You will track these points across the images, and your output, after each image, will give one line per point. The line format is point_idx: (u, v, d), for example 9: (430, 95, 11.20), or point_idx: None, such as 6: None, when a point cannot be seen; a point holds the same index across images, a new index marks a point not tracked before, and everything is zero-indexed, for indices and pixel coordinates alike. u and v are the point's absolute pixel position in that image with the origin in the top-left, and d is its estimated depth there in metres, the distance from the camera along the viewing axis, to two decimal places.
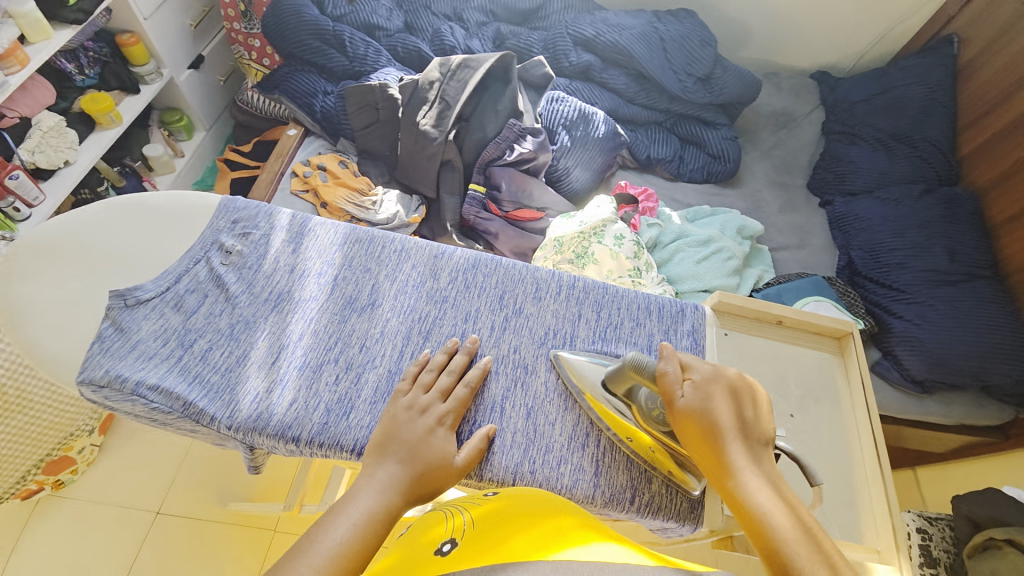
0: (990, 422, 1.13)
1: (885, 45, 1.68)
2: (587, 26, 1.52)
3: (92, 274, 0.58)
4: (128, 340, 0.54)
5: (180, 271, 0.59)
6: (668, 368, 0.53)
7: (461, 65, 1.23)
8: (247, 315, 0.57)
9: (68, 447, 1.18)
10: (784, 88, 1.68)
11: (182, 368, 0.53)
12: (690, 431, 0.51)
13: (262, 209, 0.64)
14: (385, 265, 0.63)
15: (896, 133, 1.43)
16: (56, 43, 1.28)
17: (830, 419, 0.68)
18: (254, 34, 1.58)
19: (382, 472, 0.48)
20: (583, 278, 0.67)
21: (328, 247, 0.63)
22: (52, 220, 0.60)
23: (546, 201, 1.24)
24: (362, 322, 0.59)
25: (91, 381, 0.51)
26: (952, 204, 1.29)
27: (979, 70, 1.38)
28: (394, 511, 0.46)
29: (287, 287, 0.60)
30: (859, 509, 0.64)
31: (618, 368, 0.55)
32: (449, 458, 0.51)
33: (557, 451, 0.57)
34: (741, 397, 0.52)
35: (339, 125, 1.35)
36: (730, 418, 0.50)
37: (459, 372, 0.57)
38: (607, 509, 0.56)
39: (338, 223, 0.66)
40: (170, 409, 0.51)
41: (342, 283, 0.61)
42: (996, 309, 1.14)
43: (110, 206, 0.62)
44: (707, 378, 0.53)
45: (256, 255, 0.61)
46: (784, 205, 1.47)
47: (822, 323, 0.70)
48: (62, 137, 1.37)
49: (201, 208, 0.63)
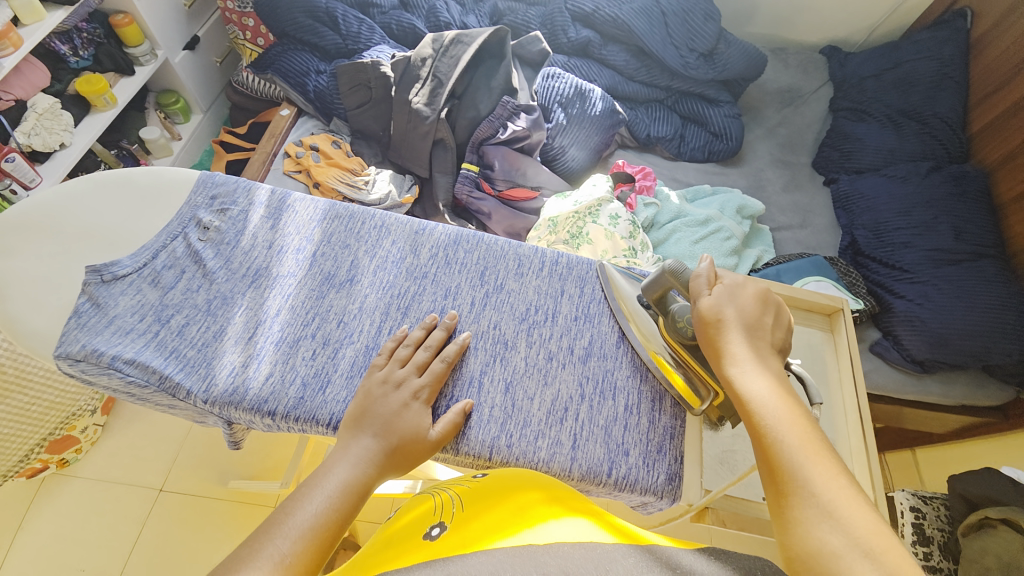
0: (990, 402, 1.11)
1: (898, 18, 1.61)
2: (586, 0, 1.47)
3: (72, 249, 0.58)
4: (105, 315, 0.54)
5: (157, 247, 0.58)
6: (700, 274, 0.56)
7: (454, 40, 1.20)
8: (225, 290, 0.57)
9: (71, 426, 1.20)
10: (791, 63, 1.63)
11: (159, 342, 0.53)
12: (706, 329, 0.54)
13: (241, 185, 0.64)
14: (364, 241, 0.62)
15: (906, 108, 1.38)
16: (49, 25, 1.28)
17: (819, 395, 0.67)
18: (248, 13, 1.55)
19: (357, 445, 0.49)
20: (567, 255, 0.67)
21: (307, 223, 0.62)
22: (35, 198, 0.61)
23: (542, 179, 1.22)
24: (340, 298, 0.59)
25: (68, 355, 0.51)
26: (961, 182, 1.25)
27: (995, 41, 1.32)
28: (369, 483, 0.47)
29: (265, 262, 0.59)
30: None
31: (656, 277, 0.60)
32: (424, 432, 0.51)
33: (535, 426, 0.56)
34: (765, 307, 0.55)
35: (332, 104, 1.33)
36: (750, 320, 0.53)
37: (436, 348, 0.56)
38: (585, 483, 0.55)
39: (318, 199, 0.65)
40: (147, 382, 0.51)
41: (320, 258, 0.60)
42: (1002, 288, 1.10)
43: (92, 183, 0.62)
44: (734, 288, 0.56)
45: (234, 230, 0.60)
46: (787, 184, 1.44)
47: (813, 299, 0.70)
48: (57, 120, 1.37)
49: (181, 184, 0.63)
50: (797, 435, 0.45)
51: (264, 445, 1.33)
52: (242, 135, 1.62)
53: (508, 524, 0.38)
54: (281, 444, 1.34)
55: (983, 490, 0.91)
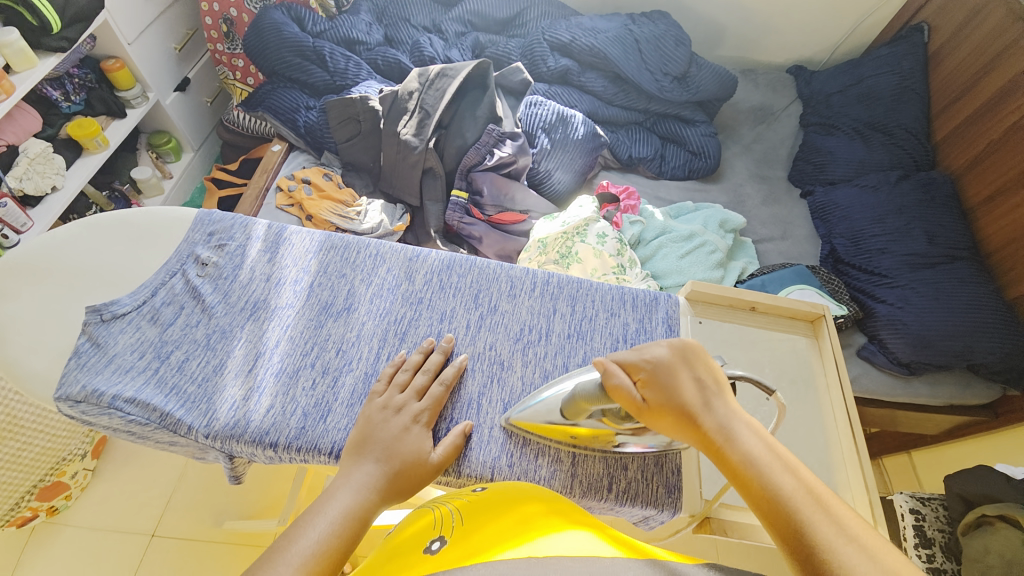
0: (980, 401, 1.14)
1: (857, 39, 1.72)
2: (563, 32, 1.55)
3: (70, 292, 0.59)
4: (105, 354, 0.55)
5: (156, 285, 0.59)
6: (617, 380, 0.51)
7: (439, 74, 1.25)
8: (224, 324, 0.58)
9: (61, 472, 1.18)
10: (761, 83, 1.71)
11: (159, 379, 0.54)
12: (665, 425, 0.50)
13: (238, 221, 0.65)
14: (360, 270, 0.64)
15: (871, 121, 1.45)
16: (41, 71, 1.31)
17: (806, 403, 0.68)
18: (237, 54, 1.60)
19: (359, 471, 0.48)
20: (557, 274, 0.68)
21: (304, 255, 0.64)
22: (31, 241, 0.61)
23: (529, 203, 1.25)
24: (338, 327, 0.60)
25: (69, 396, 0.52)
26: (929, 189, 1.31)
27: (949, 55, 1.40)
28: (370, 510, 0.46)
29: (263, 295, 0.61)
30: (839, 489, 0.63)
31: (572, 401, 0.54)
32: (426, 455, 0.52)
33: (535, 444, 0.57)
34: (694, 362, 0.52)
35: (321, 138, 1.37)
36: (691, 389, 0.50)
37: (434, 372, 0.57)
38: (586, 498, 0.57)
39: (314, 231, 0.67)
40: (148, 420, 0.52)
41: (317, 289, 0.62)
42: (978, 289, 1.14)
43: (87, 224, 0.63)
44: (658, 362, 0.52)
45: (232, 265, 0.62)
46: (766, 197, 1.49)
47: (794, 307, 0.71)
48: (49, 163, 1.39)
49: (178, 222, 0.64)
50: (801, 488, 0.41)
51: (262, 482, 1.31)
52: (233, 171, 1.64)
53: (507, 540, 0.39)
54: (279, 479, 1.32)
55: (979, 488, 0.92)
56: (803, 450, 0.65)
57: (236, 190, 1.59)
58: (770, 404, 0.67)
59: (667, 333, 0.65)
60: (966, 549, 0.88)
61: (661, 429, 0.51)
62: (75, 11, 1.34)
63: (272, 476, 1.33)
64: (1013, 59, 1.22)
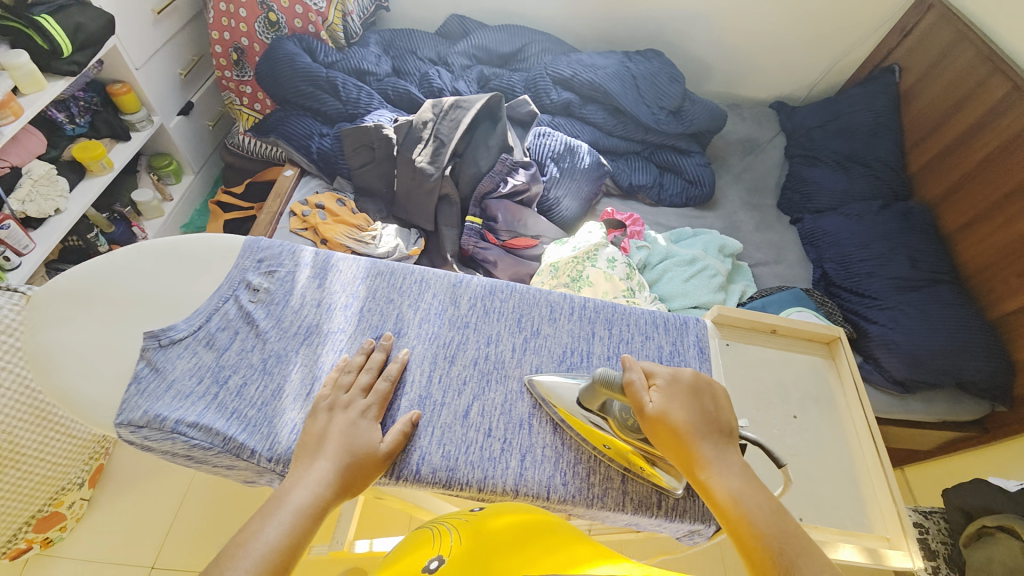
0: (970, 416, 1.21)
1: (833, 78, 1.83)
2: (564, 68, 1.61)
3: (121, 317, 0.60)
4: (165, 379, 0.56)
5: (210, 310, 0.61)
6: (632, 378, 0.56)
7: (453, 106, 1.30)
8: (278, 349, 0.60)
9: (59, 502, 1.14)
10: (747, 117, 1.82)
11: (219, 404, 0.55)
12: (664, 438, 0.54)
13: (286, 248, 0.67)
14: (407, 296, 0.66)
15: (851, 154, 1.56)
16: (49, 94, 1.26)
17: (829, 419, 0.72)
18: (247, 81, 1.61)
19: (312, 469, 0.51)
20: (593, 299, 0.71)
21: (352, 281, 0.66)
22: (80, 268, 0.62)
23: (541, 229, 1.30)
24: (390, 351, 0.62)
25: (131, 422, 0.53)
26: (908, 217, 1.41)
27: (919, 94, 1.52)
28: (324, 504, 0.49)
29: (315, 320, 0.62)
30: (865, 500, 0.68)
31: (591, 387, 0.57)
32: (374, 446, 0.54)
33: (586, 463, 0.59)
34: (703, 396, 0.56)
35: (335, 164, 1.40)
36: (698, 418, 0.55)
37: (378, 369, 0.59)
38: (636, 515, 0.58)
39: (359, 257, 0.69)
40: (211, 444, 0.53)
41: (367, 314, 0.64)
42: (959, 310, 1.23)
43: (140, 251, 0.64)
44: (671, 382, 0.57)
45: (283, 291, 0.64)
46: (759, 224, 1.57)
47: (811, 329, 0.76)
48: (53, 185, 1.36)
49: (227, 249, 0.66)
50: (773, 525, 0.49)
51: None
52: (239, 195, 1.65)
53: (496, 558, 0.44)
54: None
55: (980, 501, 0.97)
56: (832, 465, 0.69)
57: (244, 213, 1.60)
58: (799, 421, 0.71)
59: (699, 355, 0.69)
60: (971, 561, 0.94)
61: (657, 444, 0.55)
62: (87, 36, 1.29)
63: None
64: (981, 98, 1.34)
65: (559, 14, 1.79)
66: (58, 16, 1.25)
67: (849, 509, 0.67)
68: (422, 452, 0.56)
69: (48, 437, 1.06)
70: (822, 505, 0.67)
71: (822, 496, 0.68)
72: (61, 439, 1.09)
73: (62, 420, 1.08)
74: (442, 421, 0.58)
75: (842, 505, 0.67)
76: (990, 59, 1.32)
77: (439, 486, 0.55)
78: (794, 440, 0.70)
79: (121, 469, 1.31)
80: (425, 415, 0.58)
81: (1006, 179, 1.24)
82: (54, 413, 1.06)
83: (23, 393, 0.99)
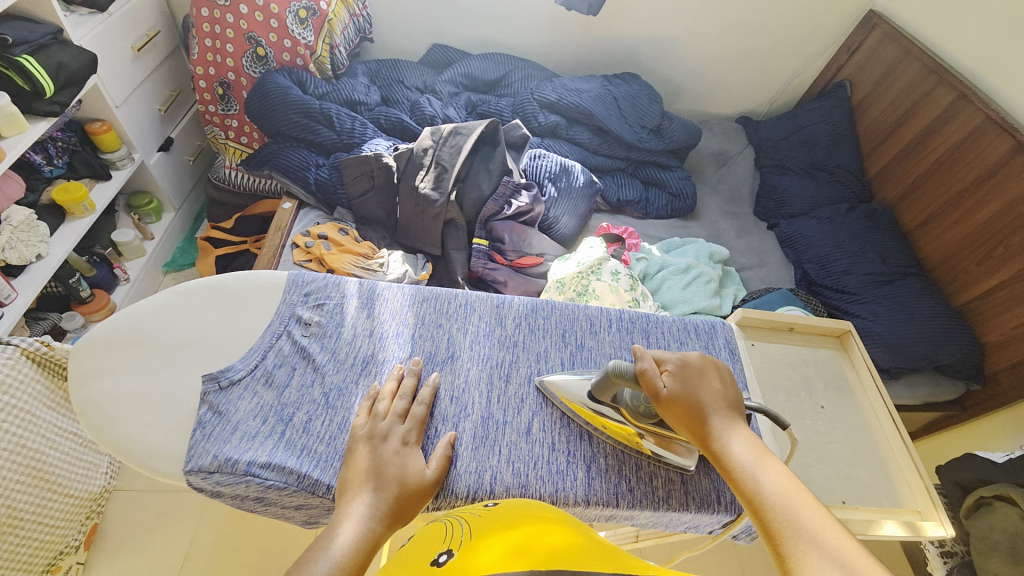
0: (949, 397, 1.32)
1: (790, 93, 1.99)
2: (550, 92, 1.69)
3: (174, 365, 0.67)
4: (229, 422, 0.62)
5: (265, 348, 0.68)
6: (644, 366, 0.59)
7: (452, 132, 1.34)
8: (338, 382, 0.66)
9: (56, 568, 1.06)
10: (717, 132, 1.93)
11: (287, 441, 0.60)
12: (677, 415, 0.58)
13: (330, 282, 0.76)
14: (454, 320, 0.73)
15: (816, 163, 1.70)
16: (31, 136, 1.20)
17: (852, 406, 0.83)
18: (232, 115, 1.57)
19: (360, 503, 0.52)
20: (627, 310, 0.79)
21: (400, 309, 0.74)
22: (122, 321, 0.69)
23: (544, 247, 1.35)
24: (447, 374, 0.68)
25: (202, 467, 0.59)
26: (873, 218, 1.53)
27: (871, 106, 1.67)
28: (375, 537, 0.50)
29: (370, 351, 0.69)
30: (894, 478, 0.78)
31: (602, 378, 0.62)
32: (421, 473, 0.57)
33: (647, 467, 0.65)
34: (710, 373, 0.61)
35: (334, 195, 1.40)
36: (707, 395, 0.59)
37: (410, 395, 0.64)
38: (701, 512, 0.63)
39: (401, 286, 0.77)
40: (285, 484, 0.57)
41: (420, 339, 0.71)
42: (929, 300, 1.34)
43: (178, 299, 0.72)
44: (681, 365, 0.61)
45: (334, 324, 0.71)
46: (739, 230, 1.67)
47: (824, 324, 0.88)
48: (33, 231, 1.30)
49: (270, 289, 0.74)
50: (795, 501, 0.49)
51: (277, 557, 1.20)
52: (229, 230, 1.61)
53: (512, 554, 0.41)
54: (297, 552, 1.21)
55: (974, 474, 1.09)
56: (861, 448, 0.79)
57: (235, 248, 1.57)
58: (826, 410, 0.82)
59: (731, 355, 0.77)
60: (973, 530, 1.04)
61: (670, 422, 0.59)
62: (68, 75, 1.23)
63: (291, 549, 1.22)
64: (929, 107, 1.47)
65: (539, 41, 1.87)
66: (38, 55, 1.18)
67: (883, 488, 0.76)
68: (494, 472, 0.61)
69: (46, 498, 0.99)
70: (861, 487, 0.76)
71: (856, 475, 0.77)
72: (59, 500, 1.02)
73: (60, 478, 1.01)
74: (508, 439, 0.64)
75: (874, 484, 0.76)
76: (934, 71, 1.46)
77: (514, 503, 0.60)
78: (822, 427, 0.80)
79: (116, 526, 1.23)
80: (490, 435, 0.64)
81: (958, 178, 1.37)
82: (52, 471, 0.99)
83: (23, 453, 0.94)
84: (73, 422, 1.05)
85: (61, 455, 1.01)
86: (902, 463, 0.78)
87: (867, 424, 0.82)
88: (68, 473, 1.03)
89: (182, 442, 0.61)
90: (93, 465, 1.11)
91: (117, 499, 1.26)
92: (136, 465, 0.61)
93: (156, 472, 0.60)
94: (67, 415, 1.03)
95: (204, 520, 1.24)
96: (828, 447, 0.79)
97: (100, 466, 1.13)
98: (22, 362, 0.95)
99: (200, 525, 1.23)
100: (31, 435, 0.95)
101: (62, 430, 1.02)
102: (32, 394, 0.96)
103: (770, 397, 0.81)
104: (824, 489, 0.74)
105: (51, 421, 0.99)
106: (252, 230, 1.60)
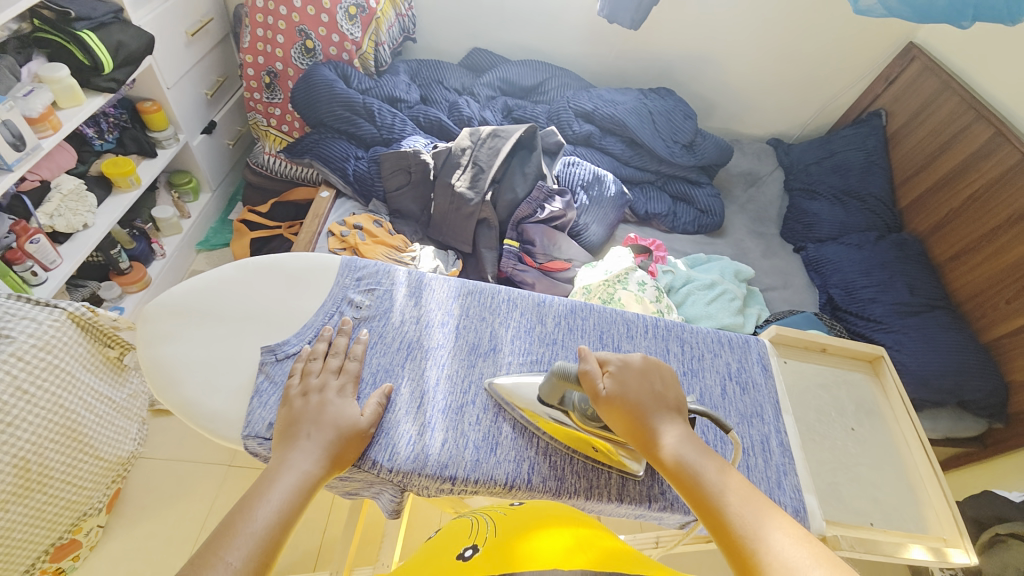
0: (971, 433, 1.31)
1: (823, 119, 1.99)
2: (586, 102, 1.71)
3: (233, 333, 0.70)
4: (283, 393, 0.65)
5: (319, 327, 0.71)
6: (587, 368, 0.59)
7: (491, 135, 1.36)
8: (386, 364, 0.69)
9: (77, 529, 1.10)
10: (748, 152, 1.91)
11: None
12: (618, 417, 0.57)
13: (380, 268, 0.79)
14: (497, 314, 0.76)
15: (847, 189, 1.68)
16: (88, 109, 1.25)
17: (882, 430, 0.83)
18: (276, 103, 1.61)
19: (293, 454, 0.57)
20: (663, 318, 0.81)
21: (446, 299, 0.77)
22: (188, 287, 0.73)
23: (572, 252, 1.36)
24: (489, 365, 0.71)
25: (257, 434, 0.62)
26: (903, 248, 1.53)
27: (906, 137, 1.67)
28: (307, 486, 0.55)
29: (416, 336, 0.72)
30: (923, 505, 0.77)
31: (550, 380, 0.62)
32: (357, 420, 0.62)
33: None
34: (653, 376, 0.60)
35: (371, 187, 1.44)
36: (648, 396, 0.58)
37: None
38: None
39: (446, 277, 0.80)
40: None
41: (464, 330, 0.74)
42: (956, 334, 1.33)
43: (241, 272, 0.75)
44: (623, 367, 0.60)
45: (383, 308, 0.74)
46: (765, 251, 1.66)
47: (857, 348, 0.89)
48: (82, 201, 1.35)
49: (328, 271, 0.77)
50: (741, 499, 0.50)
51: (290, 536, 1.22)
52: (264, 213, 1.66)
53: (537, 549, 0.43)
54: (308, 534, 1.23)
55: (992, 511, 1.10)
56: (890, 472, 0.79)
57: (269, 231, 1.61)
58: (856, 432, 0.82)
59: (762, 370, 0.80)
60: (989, 566, 1.04)
61: (613, 423, 0.58)
62: (128, 53, 1.27)
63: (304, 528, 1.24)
64: (967, 141, 1.47)
65: (577, 52, 1.90)
66: (100, 32, 1.23)
67: (911, 515, 0.76)
68: (531, 463, 0.64)
69: (76, 459, 1.02)
70: (888, 510, 0.76)
71: (883, 498, 0.77)
72: (88, 461, 1.05)
73: (92, 440, 1.05)
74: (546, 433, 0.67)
75: (902, 509, 0.76)
76: (973, 107, 1.45)
77: (549, 495, 0.63)
78: (851, 449, 0.81)
79: (137, 493, 1.26)
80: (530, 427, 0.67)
81: (993, 214, 1.36)
82: (84, 432, 1.02)
83: (59, 412, 0.96)
84: (109, 386, 1.09)
85: (94, 417, 1.05)
86: (930, 492, 0.78)
87: (896, 450, 0.82)
88: (100, 436, 1.07)
89: (239, 408, 0.64)
90: (122, 431, 1.14)
91: (140, 466, 1.30)
92: (194, 425, 0.64)
93: (213, 434, 0.63)
94: (103, 379, 1.07)
95: (222, 493, 1.27)
96: (859, 469, 0.79)
97: (129, 431, 1.16)
98: (68, 325, 0.99)
99: (218, 497, 1.27)
100: (68, 395, 0.98)
101: (98, 394, 1.05)
102: (74, 356, 1.00)
103: (800, 415, 0.82)
104: (852, 509, 0.74)
105: (88, 383, 1.03)
106: (287, 215, 1.65)
